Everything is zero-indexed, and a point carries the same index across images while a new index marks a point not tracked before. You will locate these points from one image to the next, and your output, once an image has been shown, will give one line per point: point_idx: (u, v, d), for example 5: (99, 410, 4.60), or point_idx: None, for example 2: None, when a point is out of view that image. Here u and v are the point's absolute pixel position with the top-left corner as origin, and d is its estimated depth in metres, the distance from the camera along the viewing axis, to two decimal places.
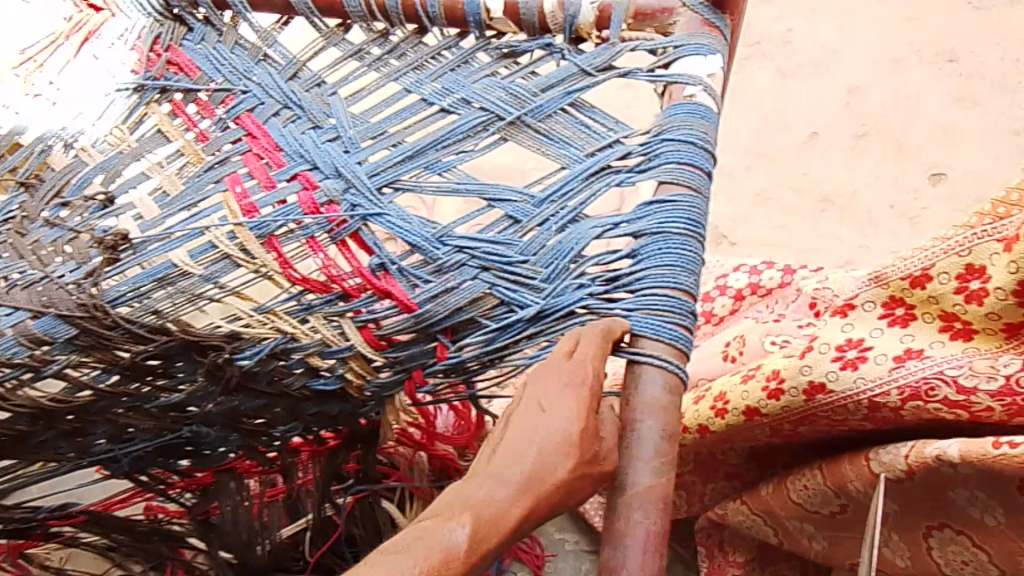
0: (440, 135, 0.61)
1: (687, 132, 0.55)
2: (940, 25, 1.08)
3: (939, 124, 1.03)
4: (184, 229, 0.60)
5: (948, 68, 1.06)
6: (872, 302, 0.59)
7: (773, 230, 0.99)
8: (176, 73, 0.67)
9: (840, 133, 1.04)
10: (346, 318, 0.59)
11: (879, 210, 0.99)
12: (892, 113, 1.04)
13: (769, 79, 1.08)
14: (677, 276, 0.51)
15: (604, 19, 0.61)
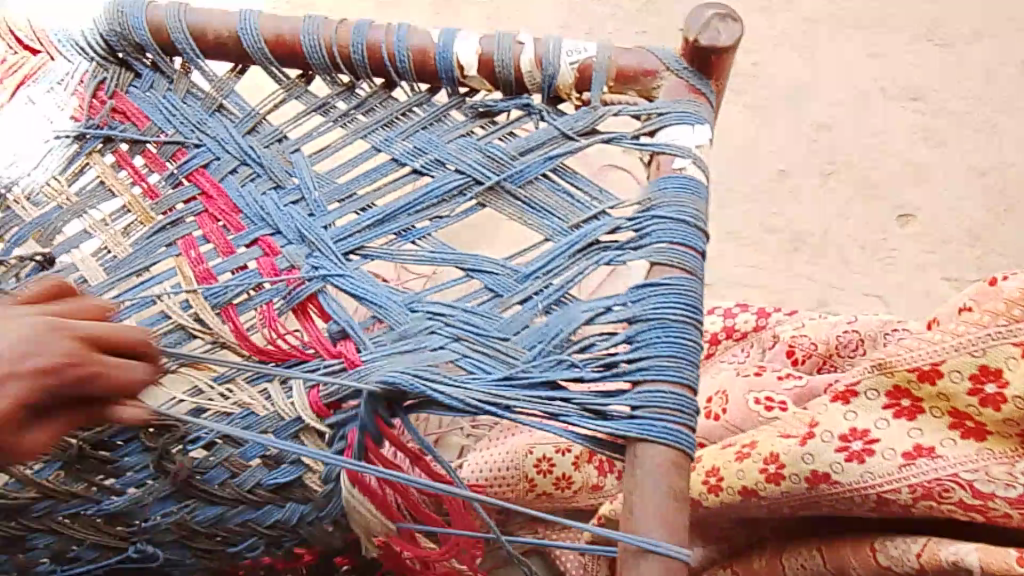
0: (412, 199, 0.56)
1: (677, 209, 0.51)
2: (902, 62, 1.07)
3: (909, 160, 1.02)
4: (132, 297, 0.57)
5: (912, 106, 1.05)
6: (874, 389, 0.53)
7: (743, 272, 0.99)
8: (121, 121, 0.60)
9: (810, 169, 1.02)
10: (300, 387, 0.54)
11: (850, 251, 0.98)
12: (864, 151, 1.03)
13: (737, 115, 1.05)
14: (683, 371, 0.48)
15: (585, 79, 0.56)
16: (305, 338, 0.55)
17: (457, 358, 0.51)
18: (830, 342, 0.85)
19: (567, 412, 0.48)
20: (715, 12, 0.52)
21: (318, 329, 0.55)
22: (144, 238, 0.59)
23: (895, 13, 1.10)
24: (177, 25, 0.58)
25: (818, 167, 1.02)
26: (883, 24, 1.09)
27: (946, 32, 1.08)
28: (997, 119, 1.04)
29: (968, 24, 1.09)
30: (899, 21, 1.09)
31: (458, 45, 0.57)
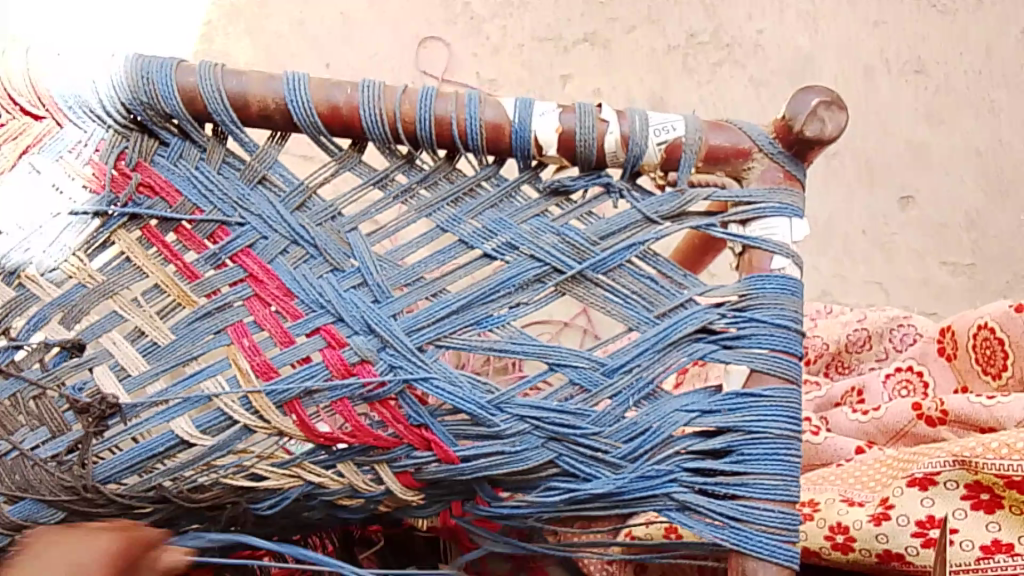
0: (486, 287, 0.53)
1: (777, 313, 0.50)
2: (909, 33, 1.25)
3: (906, 143, 1.22)
4: (180, 394, 0.53)
5: (915, 79, 1.24)
6: (955, 481, 0.55)
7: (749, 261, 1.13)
8: (148, 196, 0.54)
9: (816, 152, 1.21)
10: (383, 465, 0.55)
11: (853, 237, 1.18)
12: (866, 134, 1.22)
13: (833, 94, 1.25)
14: (791, 488, 0.49)
15: (672, 160, 0.52)
16: (382, 424, 0.53)
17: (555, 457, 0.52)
18: (841, 341, 0.89)
19: (669, 506, 0.51)
20: (821, 99, 0.49)
21: (396, 413, 0.53)
22: (186, 323, 0.54)
23: None
24: (213, 94, 0.51)
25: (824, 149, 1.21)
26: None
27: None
28: (994, 97, 1.24)
29: None
30: None
31: (536, 120, 0.52)
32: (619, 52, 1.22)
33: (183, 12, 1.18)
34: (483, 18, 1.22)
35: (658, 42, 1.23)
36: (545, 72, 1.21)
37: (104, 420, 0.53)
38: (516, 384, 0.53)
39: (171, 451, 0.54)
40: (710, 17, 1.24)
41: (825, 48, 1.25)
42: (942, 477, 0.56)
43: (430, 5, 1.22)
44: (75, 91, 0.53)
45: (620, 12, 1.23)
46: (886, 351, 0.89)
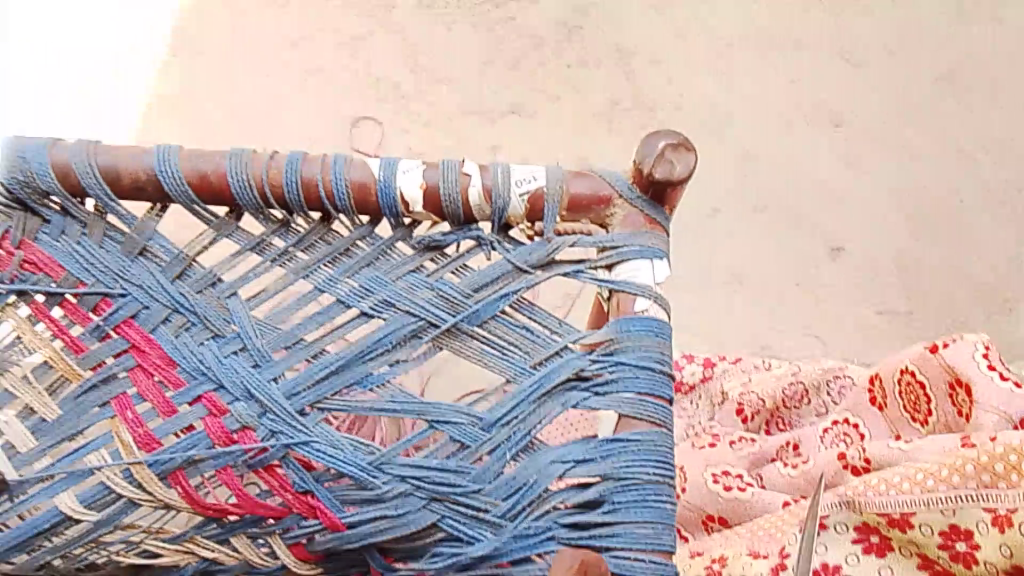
0: (363, 346, 0.52)
1: (642, 355, 0.51)
2: (819, 87, 1.27)
3: (831, 194, 1.23)
4: (65, 468, 0.51)
5: (833, 130, 1.26)
6: (844, 524, 0.62)
7: (686, 314, 1.17)
8: (33, 273, 0.53)
9: (740, 205, 1.21)
10: (275, 535, 0.53)
11: (786, 286, 1.18)
12: (789, 187, 1.23)
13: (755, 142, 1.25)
14: (661, 537, 0.48)
15: (536, 210, 0.54)
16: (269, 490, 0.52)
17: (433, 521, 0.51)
18: (776, 397, 0.83)
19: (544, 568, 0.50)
20: (667, 143, 0.52)
21: (284, 478, 0.52)
22: (72, 397, 0.52)
23: (803, 44, 1.30)
24: (85, 169, 0.53)
25: (748, 203, 1.21)
26: (794, 54, 1.29)
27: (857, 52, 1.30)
28: (911, 143, 1.26)
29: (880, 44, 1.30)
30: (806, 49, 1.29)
31: (399, 178, 0.54)
32: (546, 120, 1.23)
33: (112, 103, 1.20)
34: (411, 95, 1.23)
35: (582, 108, 1.24)
36: (473, 141, 1.22)
37: None
38: (398, 443, 0.51)
39: (57, 528, 0.51)
40: (631, 84, 1.26)
41: (741, 105, 1.26)
42: (833, 521, 0.62)
43: (358, 84, 1.23)
44: None
45: (542, 83, 1.25)
46: (825, 405, 0.82)
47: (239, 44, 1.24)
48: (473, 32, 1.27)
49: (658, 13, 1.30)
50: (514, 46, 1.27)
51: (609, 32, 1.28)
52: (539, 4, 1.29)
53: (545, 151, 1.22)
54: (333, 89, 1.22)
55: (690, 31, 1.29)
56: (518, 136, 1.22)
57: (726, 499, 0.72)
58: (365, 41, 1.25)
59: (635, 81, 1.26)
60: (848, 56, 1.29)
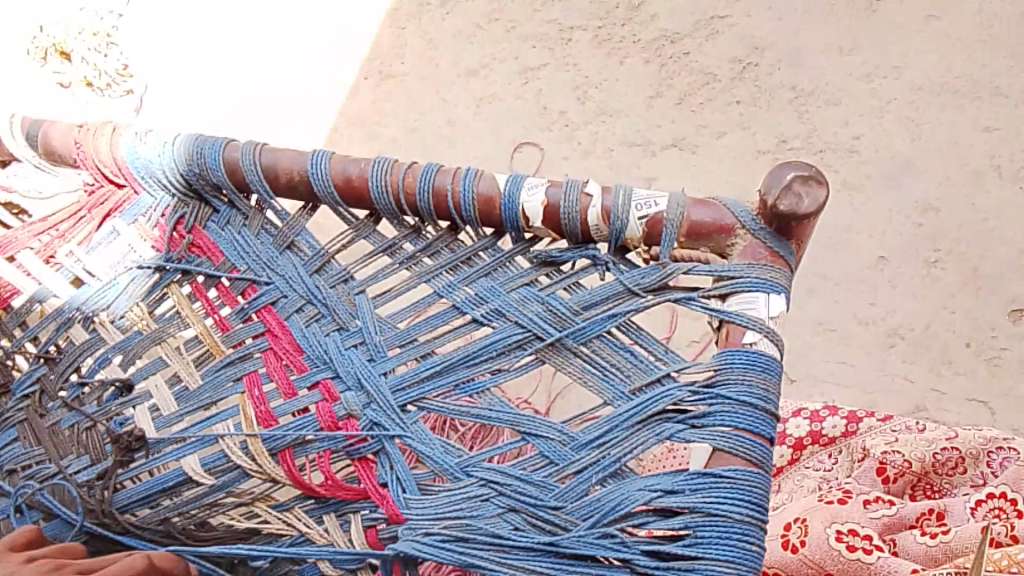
0: (469, 351, 0.55)
1: (745, 390, 0.49)
2: (1020, 138, 1.18)
3: (1018, 253, 1.12)
4: (195, 433, 0.58)
5: None
6: None
7: (835, 367, 1.10)
8: (198, 255, 0.61)
9: (913, 257, 1.14)
10: (359, 514, 0.55)
11: (955, 347, 1.08)
12: (972, 242, 1.14)
13: (938, 191, 1.17)
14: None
15: (654, 233, 0.54)
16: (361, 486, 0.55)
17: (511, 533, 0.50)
18: (926, 461, 0.79)
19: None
20: (797, 174, 0.49)
21: (374, 478, 0.55)
22: (213, 370, 0.60)
23: (1006, 92, 1.21)
24: (251, 167, 0.59)
25: (922, 255, 1.13)
26: (992, 102, 1.20)
27: None
28: None
29: None
30: (1009, 97, 1.20)
31: (524, 194, 0.55)
32: (707, 156, 1.22)
33: (309, 118, 1.31)
34: (577, 125, 1.26)
35: (748, 147, 1.22)
36: (632, 173, 1.23)
37: (131, 452, 0.58)
38: (483, 449, 0.54)
39: (180, 486, 0.58)
40: (804, 123, 1.23)
41: (927, 153, 1.19)
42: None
43: (529, 112, 1.28)
44: (147, 162, 0.62)
45: (710, 119, 1.24)
46: (982, 476, 0.78)
47: (424, 72, 1.33)
48: (646, 67, 1.29)
49: (842, 54, 1.26)
50: (685, 81, 1.27)
51: (786, 73, 1.26)
52: (717, 40, 1.29)
53: (704, 187, 1.20)
54: (505, 117, 1.28)
55: (875, 73, 1.24)
56: (686, 172, 1.22)
57: (848, 559, 0.68)
58: (540, 72, 1.30)
59: (809, 122, 1.23)
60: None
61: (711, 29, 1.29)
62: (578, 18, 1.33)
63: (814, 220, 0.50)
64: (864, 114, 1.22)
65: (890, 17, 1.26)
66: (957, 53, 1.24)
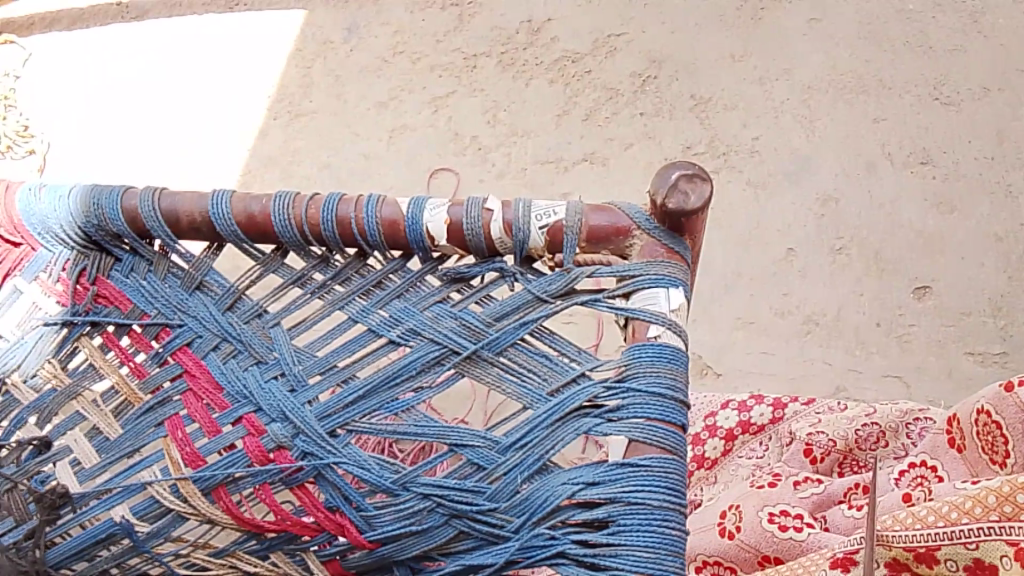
0: (389, 372, 0.55)
1: (654, 381, 0.51)
2: (909, 126, 1.25)
3: (918, 235, 1.18)
4: (121, 483, 0.56)
5: (922, 170, 1.22)
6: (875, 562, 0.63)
7: (758, 358, 1.13)
8: (105, 306, 0.60)
9: (821, 247, 1.18)
10: (310, 552, 0.55)
11: (867, 327, 1.13)
12: (873, 226, 1.19)
13: (838, 182, 1.22)
14: (664, 564, 0.48)
15: (557, 242, 0.55)
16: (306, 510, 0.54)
17: (450, 540, 0.52)
18: (848, 437, 0.82)
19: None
20: (681, 174, 0.52)
21: (315, 499, 0.54)
22: (133, 418, 0.58)
23: (889, 86, 1.27)
24: (151, 214, 0.58)
25: (829, 244, 1.18)
26: (878, 95, 1.27)
27: (950, 90, 1.26)
28: (1010, 181, 1.20)
29: (974, 82, 1.27)
30: (894, 91, 1.27)
31: (427, 215, 0.56)
32: (617, 167, 1.26)
33: (215, 161, 1.30)
34: (489, 148, 1.29)
35: (656, 155, 1.26)
36: (547, 190, 1.25)
37: (58, 509, 0.56)
38: (420, 464, 0.53)
39: (113, 537, 0.56)
40: (706, 128, 1.27)
41: (824, 147, 1.25)
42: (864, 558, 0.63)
43: (441, 140, 1.30)
44: (43, 217, 0.60)
45: (617, 131, 1.28)
46: (904, 447, 0.81)
47: (332, 108, 1.33)
48: (550, 88, 1.32)
49: (736, 60, 1.31)
50: (589, 98, 1.31)
51: (684, 82, 1.31)
52: (617, 56, 1.33)
53: (617, 197, 1.23)
54: (417, 146, 1.30)
55: (768, 76, 1.30)
56: (599, 185, 1.25)
57: (780, 539, 0.70)
58: (448, 99, 1.33)
59: (711, 128, 1.27)
60: (940, 96, 1.26)
61: (610, 47, 1.34)
62: (482, 46, 1.36)
63: (702, 216, 0.53)
64: (760, 115, 1.27)
65: (775, 24, 1.33)
66: (842, 50, 1.31)
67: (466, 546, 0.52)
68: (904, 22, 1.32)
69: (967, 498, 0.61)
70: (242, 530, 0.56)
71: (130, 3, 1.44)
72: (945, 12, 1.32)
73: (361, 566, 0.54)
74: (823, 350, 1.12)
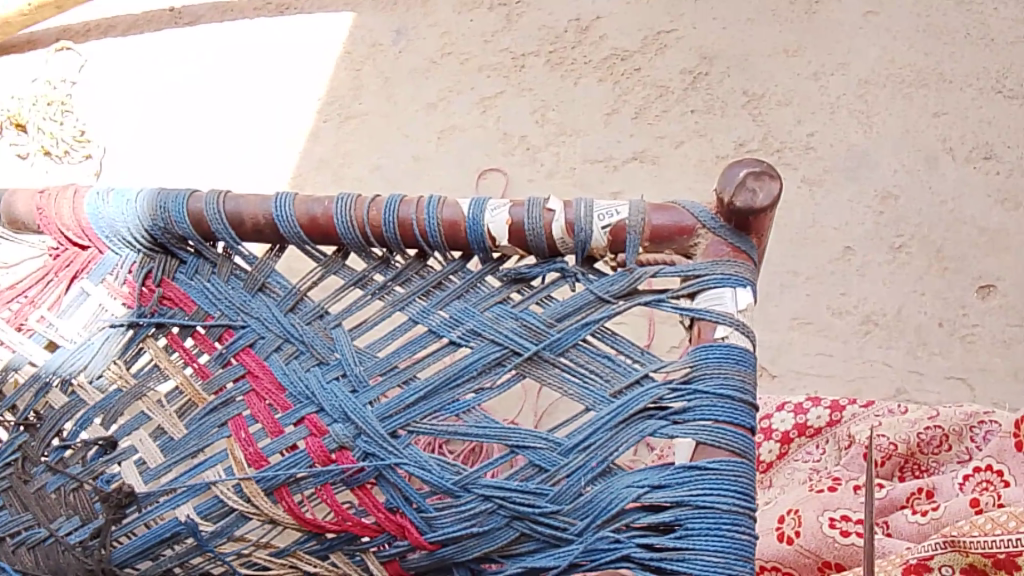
0: (450, 373, 0.55)
1: (721, 383, 0.50)
2: (970, 120, 1.21)
3: (980, 231, 1.15)
4: (186, 482, 0.57)
5: (984, 165, 1.18)
6: (950, 567, 0.60)
7: (814, 358, 1.11)
8: (170, 307, 0.61)
9: (879, 245, 1.16)
10: (370, 553, 0.55)
11: (928, 327, 1.10)
12: (933, 223, 1.16)
13: (896, 178, 1.19)
14: (732, 569, 0.47)
15: (618, 241, 0.54)
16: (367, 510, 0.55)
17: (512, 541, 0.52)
18: (911, 441, 0.80)
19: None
20: (749, 171, 0.50)
21: (377, 500, 0.54)
22: (197, 418, 0.59)
23: (949, 79, 1.24)
24: (215, 215, 0.59)
25: (887, 242, 1.16)
26: (938, 88, 1.24)
27: (1013, 83, 1.23)
28: None
29: None
30: (954, 84, 1.24)
31: (487, 216, 0.56)
32: (668, 166, 1.24)
33: (266, 164, 1.32)
34: (538, 147, 1.28)
35: (707, 153, 1.24)
36: (597, 189, 1.24)
37: (122, 509, 0.59)
38: (482, 465, 0.53)
39: (177, 536, 0.57)
40: (759, 125, 1.25)
41: (881, 143, 1.22)
42: (937, 563, 0.60)
43: (490, 140, 1.30)
44: (110, 221, 0.62)
45: (668, 130, 1.27)
46: (967, 451, 0.80)
47: (382, 110, 1.34)
48: (599, 86, 1.31)
49: (789, 55, 1.29)
50: (639, 96, 1.29)
51: (736, 79, 1.29)
52: (667, 54, 1.32)
53: (668, 196, 1.22)
54: (466, 147, 1.30)
55: (822, 71, 1.27)
56: (650, 185, 1.23)
57: (842, 545, 0.69)
58: (497, 99, 1.33)
59: (764, 124, 1.25)
60: (1002, 89, 1.23)
61: (659, 44, 1.32)
62: (530, 45, 1.36)
63: (770, 214, 0.52)
64: (814, 111, 1.25)
65: (829, 18, 1.30)
66: (900, 43, 1.28)
67: (529, 548, 0.51)
68: (964, 13, 1.28)
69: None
70: (304, 530, 0.56)
71: (183, 8, 1.47)
72: (1007, 2, 1.28)
73: (421, 567, 0.54)
74: (881, 351, 1.10)
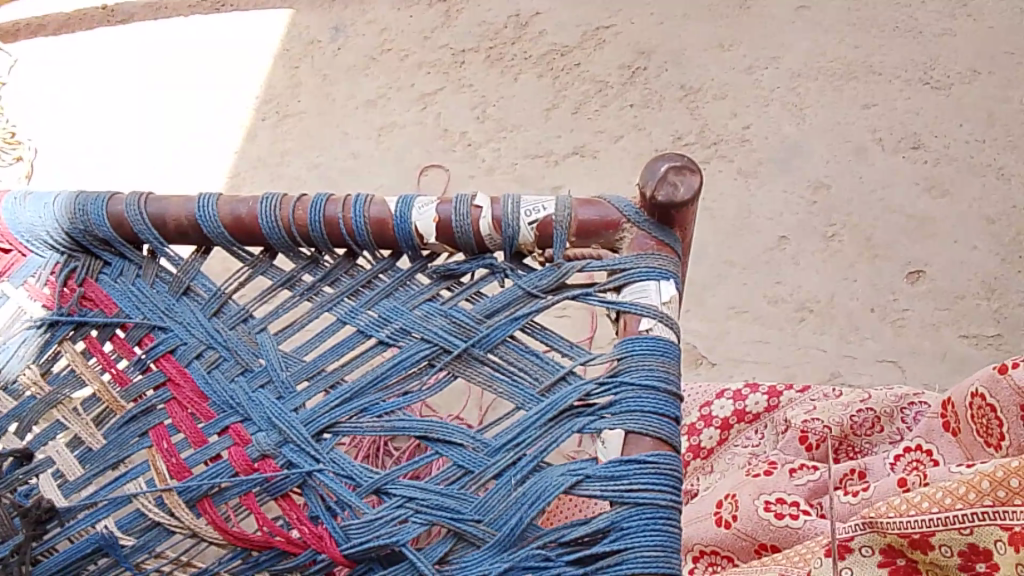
0: (379, 373, 0.55)
1: (647, 374, 0.51)
2: (899, 112, 1.25)
3: (909, 219, 1.18)
4: (107, 496, 0.56)
5: (912, 154, 1.22)
6: (869, 547, 0.64)
7: (751, 346, 1.12)
8: (90, 308, 0.60)
9: (813, 233, 1.18)
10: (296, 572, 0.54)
11: (860, 313, 1.13)
12: (864, 211, 1.19)
13: (828, 168, 1.22)
14: (671, 561, 0.47)
15: (546, 235, 0.55)
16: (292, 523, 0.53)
17: (433, 553, 0.50)
18: (844, 423, 0.82)
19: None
20: (670, 165, 0.51)
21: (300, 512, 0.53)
22: (117, 427, 0.58)
23: (878, 70, 1.28)
24: (138, 217, 0.58)
25: (820, 230, 1.18)
26: (867, 80, 1.27)
27: (940, 74, 1.27)
28: (1001, 163, 1.20)
29: (964, 63, 1.28)
30: (884, 76, 1.27)
31: (415, 213, 0.56)
32: (608, 159, 1.25)
33: (202, 163, 1.29)
34: (479, 143, 1.28)
35: (646, 147, 1.25)
36: (537, 183, 1.24)
37: (43, 524, 0.57)
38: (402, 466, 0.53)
39: (98, 551, 0.56)
40: (696, 118, 1.27)
41: (814, 135, 1.25)
42: (858, 544, 0.64)
43: (430, 136, 1.29)
44: (29, 224, 0.60)
45: (607, 124, 1.27)
46: (899, 432, 0.82)
47: (321, 109, 1.33)
48: (539, 82, 1.32)
49: (723, 49, 1.32)
50: (578, 91, 1.30)
51: (673, 73, 1.31)
52: (605, 49, 1.33)
53: (607, 189, 1.23)
54: (406, 144, 1.29)
55: (756, 64, 1.30)
56: (589, 178, 1.24)
57: (777, 528, 0.71)
58: (436, 96, 1.32)
59: (701, 117, 1.27)
60: (930, 79, 1.27)
61: (598, 40, 1.34)
62: (469, 41, 1.36)
63: (692, 207, 0.53)
64: (749, 103, 1.27)
65: (761, 12, 1.34)
66: (830, 37, 1.31)
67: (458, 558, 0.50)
68: (891, 7, 1.33)
69: (961, 484, 0.61)
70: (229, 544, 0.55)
71: (116, 6, 1.45)
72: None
73: None
74: (815, 337, 1.12)
